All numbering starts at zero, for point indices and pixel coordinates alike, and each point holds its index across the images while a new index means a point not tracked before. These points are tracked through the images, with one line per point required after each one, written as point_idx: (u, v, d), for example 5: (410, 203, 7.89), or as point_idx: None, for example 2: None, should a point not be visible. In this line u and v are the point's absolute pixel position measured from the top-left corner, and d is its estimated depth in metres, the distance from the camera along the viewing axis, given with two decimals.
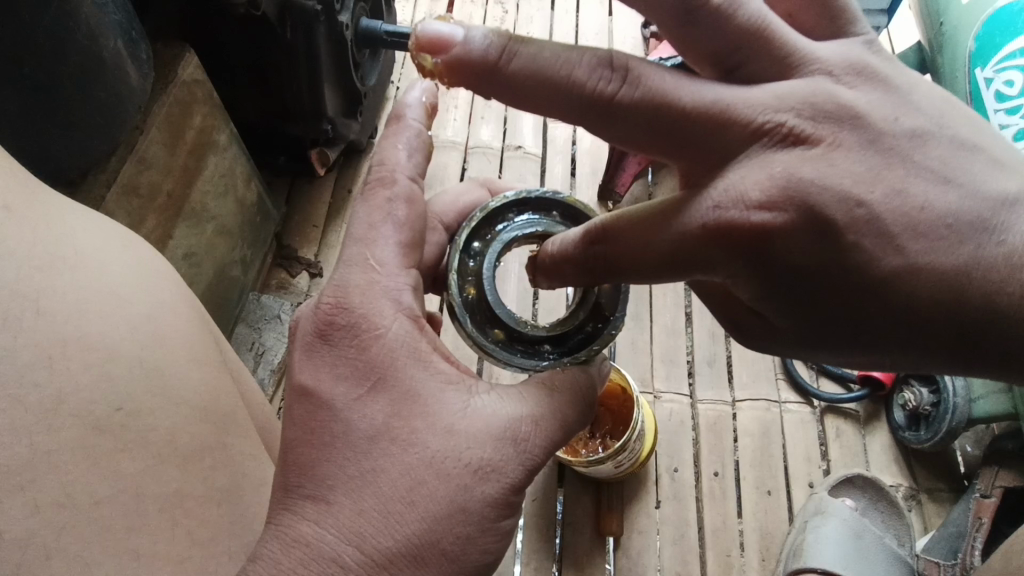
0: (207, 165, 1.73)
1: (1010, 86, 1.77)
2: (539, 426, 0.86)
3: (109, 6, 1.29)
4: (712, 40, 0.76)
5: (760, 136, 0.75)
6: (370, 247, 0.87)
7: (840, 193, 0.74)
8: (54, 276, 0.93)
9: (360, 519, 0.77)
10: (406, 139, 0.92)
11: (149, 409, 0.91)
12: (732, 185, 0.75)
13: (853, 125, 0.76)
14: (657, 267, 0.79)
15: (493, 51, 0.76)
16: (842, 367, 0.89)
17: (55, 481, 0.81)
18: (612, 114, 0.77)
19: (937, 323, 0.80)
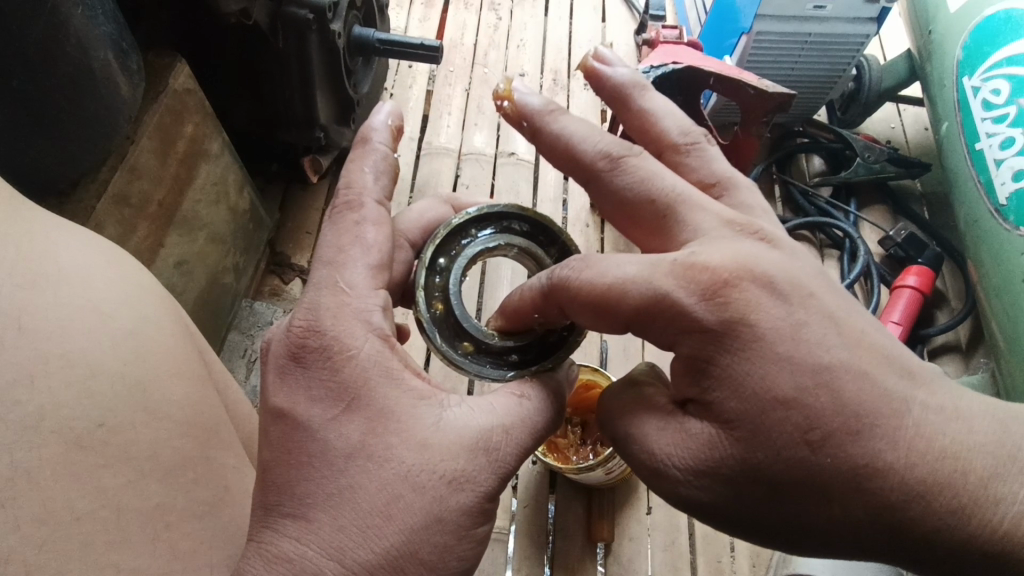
0: (199, 174, 1.74)
1: (997, 94, 1.75)
2: (510, 435, 0.88)
3: (99, 17, 1.30)
4: (697, 173, 0.99)
5: (733, 226, 0.88)
6: (339, 270, 0.90)
7: (798, 281, 0.84)
8: (37, 294, 0.94)
9: (339, 535, 0.78)
10: (373, 162, 0.99)
11: (130, 424, 0.92)
12: (704, 248, 0.85)
13: (798, 253, 0.89)
14: (613, 289, 0.82)
15: (552, 106, 1.01)
16: (775, 499, 0.83)
17: (35, 499, 0.81)
18: (614, 165, 0.93)
19: (845, 469, 0.81)
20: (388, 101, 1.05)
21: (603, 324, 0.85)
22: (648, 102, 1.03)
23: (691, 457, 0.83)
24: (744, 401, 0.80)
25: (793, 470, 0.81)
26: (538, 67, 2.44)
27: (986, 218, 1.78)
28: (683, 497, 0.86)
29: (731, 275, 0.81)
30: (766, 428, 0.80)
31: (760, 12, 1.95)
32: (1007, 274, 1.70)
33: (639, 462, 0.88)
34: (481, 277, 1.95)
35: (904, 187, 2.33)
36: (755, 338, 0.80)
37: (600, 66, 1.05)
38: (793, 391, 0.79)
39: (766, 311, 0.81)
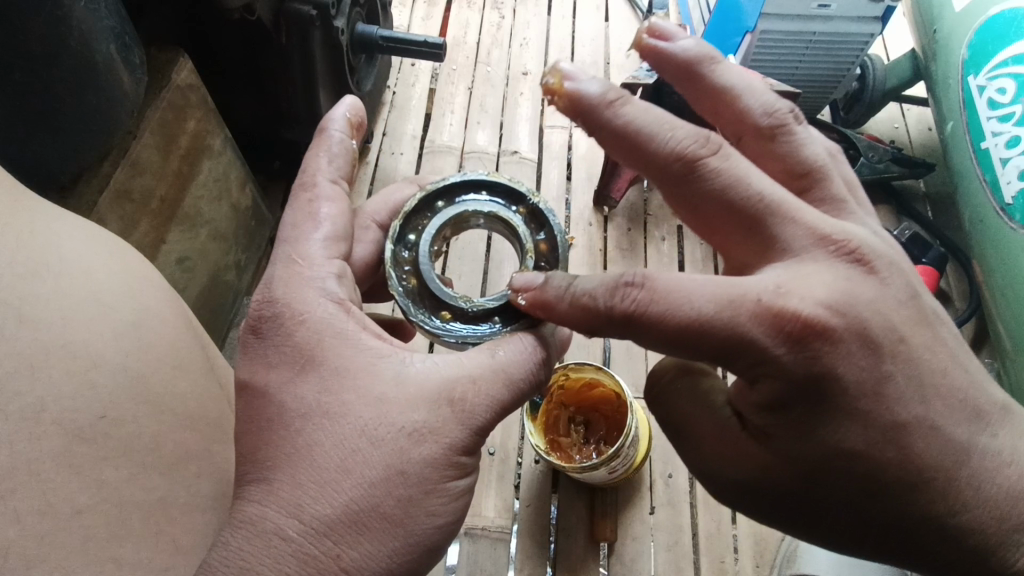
0: (201, 169, 1.73)
1: (1002, 93, 1.74)
2: (477, 385, 0.85)
3: (102, 11, 1.30)
4: (787, 161, 0.93)
5: (828, 245, 0.84)
6: (296, 245, 0.94)
7: (891, 324, 0.83)
8: (39, 284, 0.93)
9: (298, 492, 0.78)
10: (328, 147, 1.03)
11: (132, 416, 0.90)
12: (793, 280, 0.81)
13: (895, 268, 0.86)
14: (691, 331, 0.79)
15: (612, 93, 0.87)
16: (823, 485, 0.86)
17: (36, 490, 0.80)
18: (695, 177, 0.84)
19: (899, 464, 0.84)
20: (350, 96, 1.10)
21: (676, 354, 0.82)
22: (723, 75, 0.94)
23: (748, 475, 0.89)
24: (817, 447, 0.83)
25: (855, 458, 0.83)
26: (540, 66, 2.43)
27: (992, 218, 1.77)
28: (728, 465, 0.90)
29: (819, 321, 0.79)
30: (846, 415, 0.82)
31: (765, 11, 1.95)
32: (1013, 275, 1.70)
33: (705, 423, 0.92)
34: (482, 271, 1.94)
35: (906, 186, 2.32)
36: (840, 381, 0.81)
37: (658, 42, 0.95)
38: (862, 436, 0.82)
39: (863, 293, 0.82)
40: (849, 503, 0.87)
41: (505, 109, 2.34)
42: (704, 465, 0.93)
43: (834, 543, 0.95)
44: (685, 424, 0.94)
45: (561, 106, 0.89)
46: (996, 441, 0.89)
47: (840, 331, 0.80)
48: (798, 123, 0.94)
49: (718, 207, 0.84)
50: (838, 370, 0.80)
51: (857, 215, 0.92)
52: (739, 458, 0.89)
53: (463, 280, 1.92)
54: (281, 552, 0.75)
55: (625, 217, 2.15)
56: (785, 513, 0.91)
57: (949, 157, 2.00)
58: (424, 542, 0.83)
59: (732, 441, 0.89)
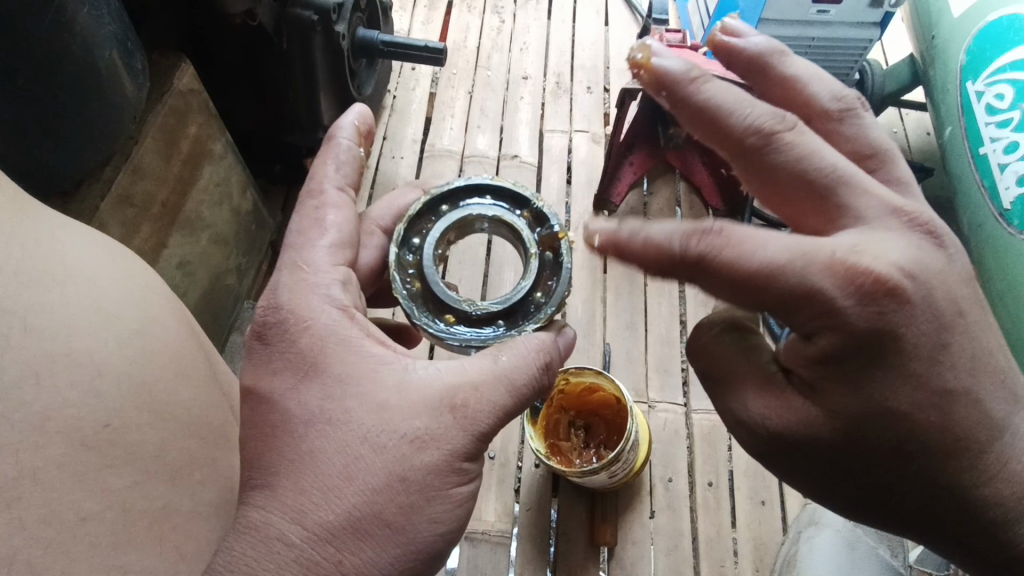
0: (202, 174, 1.73)
1: (1001, 99, 1.75)
2: (479, 391, 0.86)
3: (105, 17, 1.30)
4: (854, 143, 0.96)
5: (897, 215, 0.86)
6: (303, 252, 0.94)
7: (951, 299, 0.85)
8: (41, 292, 0.93)
9: (300, 498, 0.78)
10: (335, 154, 1.04)
11: (135, 425, 0.91)
12: (864, 242, 0.83)
13: (959, 247, 0.89)
14: (762, 281, 0.80)
15: (695, 71, 0.91)
16: (861, 439, 0.87)
17: (40, 499, 0.79)
18: (773, 147, 0.87)
19: (935, 429, 0.86)
20: (360, 104, 1.11)
21: (743, 303, 0.84)
22: (792, 67, 1.00)
23: (788, 425, 0.88)
24: (863, 402, 0.84)
25: (900, 419, 0.85)
26: (540, 70, 2.43)
27: (991, 223, 1.78)
28: (775, 415, 0.89)
29: (890, 279, 0.81)
30: (902, 375, 0.84)
31: (763, 16, 1.96)
32: (1011, 280, 1.70)
33: (751, 371, 0.92)
34: (482, 275, 1.94)
35: None
36: (899, 340, 0.82)
37: (730, 39, 1.02)
38: (909, 401, 0.84)
39: (929, 263, 0.84)
40: (879, 459, 0.88)
41: (506, 113, 2.34)
42: (742, 413, 0.92)
43: (850, 504, 0.96)
44: (724, 372, 0.95)
45: (646, 80, 0.94)
46: (1022, 430, 0.89)
47: (910, 293, 0.81)
48: (864, 110, 0.98)
49: (793, 176, 0.86)
50: (900, 331, 0.82)
51: (918, 198, 0.95)
52: (784, 408, 0.89)
53: (464, 285, 1.92)
54: (283, 558, 0.76)
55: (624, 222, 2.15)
56: (810, 466, 0.92)
57: (947, 163, 2.01)
58: (424, 550, 0.83)
59: (777, 391, 0.90)
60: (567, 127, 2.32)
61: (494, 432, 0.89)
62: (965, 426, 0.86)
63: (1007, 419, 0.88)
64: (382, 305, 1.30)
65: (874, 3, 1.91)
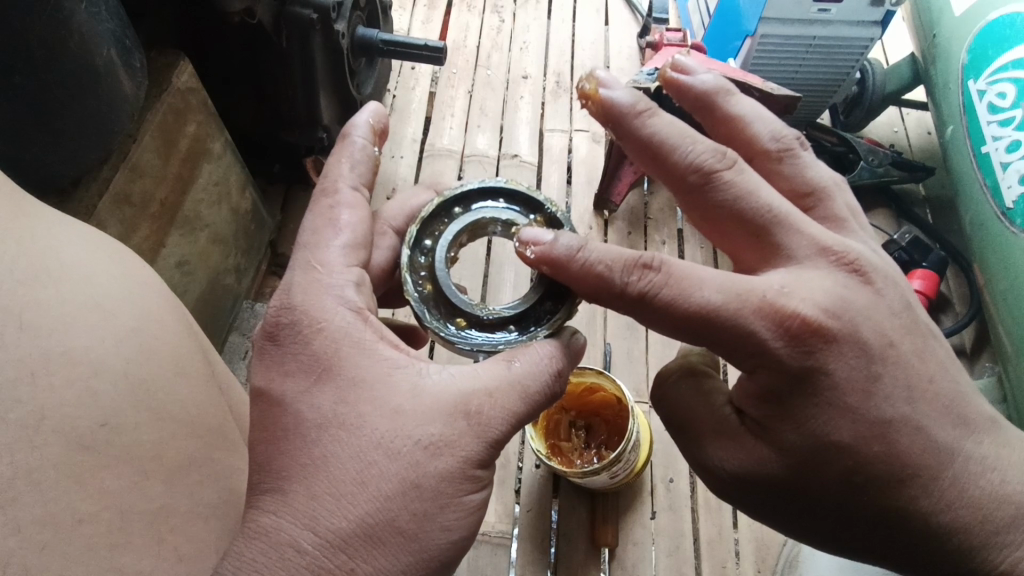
0: (201, 173, 1.72)
1: (1002, 98, 1.74)
2: (493, 398, 0.85)
3: (102, 13, 1.29)
4: (791, 182, 0.97)
5: (829, 255, 0.87)
6: (316, 251, 0.93)
7: (884, 334, 0.86)
8: (38, 289, 0.92)
9: (312, 504, 0.77)
10: (350, 153, 1.02)
11: (133, 423, 0.90)
12: (794, 282, 0.85)
13: (891, 283, 0.90)
14: (694, 317, 0.81)
15: (641, 104, 0.92)
16: (810, 476, 0.87)
17: (35, 500, 0.78)
18: (710, 186, 0.88)
19: (886, 460, 0.85)
20: (375, 104, 1.10)
21: (676, 336, 0.85)
22: (738, 106, 0.99)
23: (743, 467, 0.90)
24: (804, 435, 0.85)
25: (841, 454, 0.85)
26: (541, 69, 2.43)
27: (993, 221, 1.77)
28: (729, 459, 0.91)
29: (816, 320, 0.82)
30: (838, 409, 0.84)
31: (763, 14, 1.94)
32: (1014, 278, 1.70)
33: (708, 415, 0.95)
34: (482, 273, 1.93)
35: (906, 190, 2.33)
36: (829, 375, 0.83)
37: (679, 75, 1.01)
38: (850, 433, 0.84)
39: (859, 300, 0.86)
40: (838, 497, 0.88)
41: (507, 112, 2.34)
42: (704, 457, 0.94)
43: (834, 543, 0.94)
44: (685, 416, 0.98)
45: (594, 111, 0.95)
46: (976, 454, 0.89)
47: (836, 332, 0.83)
48: (803, 150, 0.99)
49: (730, 214, 0.88)
50: (830, 366, 0.83)
51: (858, 233, 0.96)
52: (737, 450, 0.90)
53: (465, 284, 1.91)
54: (294, 565, 0.75)
55: (625, 221, 2.15)
56: (780, 509, 0.92)
57: (949, 161, 2.01)
58: (437, 558, 0.82)
59: (730, 433, 0.92)
60: (568, 126, 2.31)
61: (507, 439, 0.88)
62: (912, 455, 0.86)
63: (957, 444, 0.88)
64: (388, 305, 1.29)
65: (876, 2, 1.90)
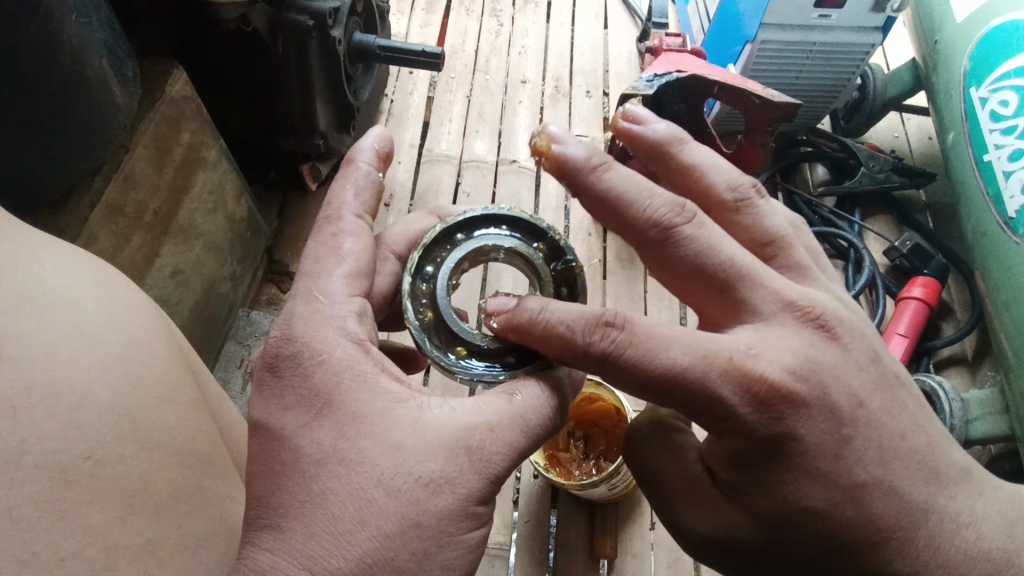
0: (195, 182, 1.70)
1: (1005, 106, 1.73)
2: (494, 434, 0.83)
3: (94, 24, 1.27)
4: (752, 232, 0.95)
5: (796, 311, 0.85)
6: (317, 280, 0.92)
7: (851, 391, 0.84)
8: (22, 318, 0.91)
9: (312, 543, 0.76)
10: (355, 179, 1.01)
11: (118, 456, 0.88)
12: (760, 342, 0.83)
13: (858, 334, 0.88)
14: (659, 381, 0.80)
15: (595, 159, 0.89)
16: (782, 541, 0.87)
17: (17, 537, 0.77)
18: (672, 243, 0.86)
19: (863, 522, 0.84)
20: (380, 128, 1.08)
21: (643, 398, 0.83)
22: (691, 154, 0.97)
23: (716, 530, 0.89)
24: (775, 502, 0.84)
25: (815, 519, 0.84)
26: (540, 74, 2.41)
27: (995, 230, 1.76)
28: (700, 522, 0.90)
29: (783, 385, 0.80)
30: (808, 476, 0.83)
31: (764, 20, 1.92)
32: (1015, 287, 1.68)
33: (675, 478, 0.94)
34: (480, 286, 1.92)
35: (907, 197, 2.31)
36: (799, 442, 0.82)
37: (631, 125, 0.98)
38: (824, 497, 0.83)
39: (829, 359, 0.84)
40: (814, 560, 0.87)
41: (505, 117, 2.32)
42: (676, 519, 0.93)
43: None
44: (657, 474, 0.97)
45: (549, 166, 0.92)
46: (949, 511, 0.88)
47: (805, 395, 0.81)
48: (760, 198, 0.97)
49: (692, 271, 0.86)
50: (801, 432, 0.81)
51: (821, 281, 0.94)
52: (708, 512, 0.90)
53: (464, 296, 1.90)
54: None
55: None
56: (758, 568, 0.92)
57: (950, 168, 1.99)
58: None
59: (701, 494, 0.91)
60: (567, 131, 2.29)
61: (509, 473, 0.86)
62: (889, 515, 0.84)
63: (930, 503, 0.87)
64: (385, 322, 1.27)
65: (877, 7, 1.89)
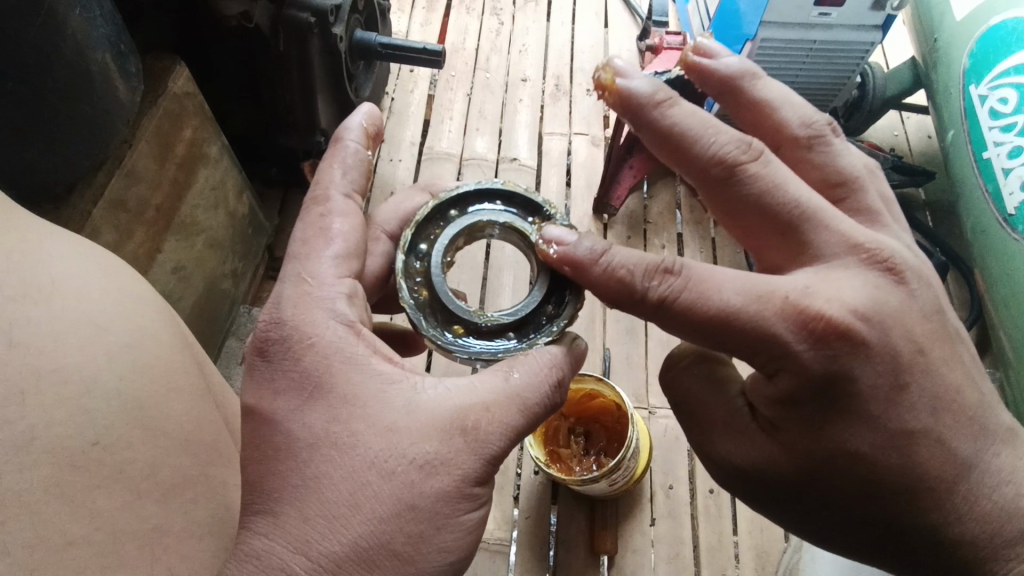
0: (197, 178, 1.70)
1: (1004, 103, 1.73)
2: (490, 413, 0.84)
3: (97, 19, 1.27)
4: (821, 171, 0.95)
5: (859, 253, 0.86)
6: (305, 262, 0.92)
7: (912, 336, 0.84)
8: (29, 306, 0.91)
9: (306, 527, 0.77)
10: (343, 158, 1.01)
11: (125, 442, 0.89)
12: (821, 283, 0.83)
13: (924, 281, 0.88)
14: (716, 322, 0.81)
15: (660, 94, 0.90)
16: (820, 481, 0.87)
17: (26, 522, 0.77)
18: (734, 182, 0.87)
19: (903, 469, 0.85)
20: (367, 104, 1.08)
21: (699, 342, 0.85)
22: (765, 90, 0.97)
23: (751, 464, 0.90)
24: (821, 442, 0.85)
25: (857, 463, 0.85)
26: (540, 72, 2.41)
27: (994, 227, 1.76)
28: (739, 457, 0.91)
29: (843, 322, 0.81)
30: (860, 414, 0.83)
31: (764, 18, 1.94)
32: (1015, 285, 1.69)
33: (719, 409, 0.94)
34: (481, 280, 1.92)
35: (907, 195, 2.32)
36: (854, 383, 0.82)
37: (703, 60, 0.99)
38: (869, 443, 0.84)
39: (890, 302, 0.84)
40: (845, 503, 0.88)
41: (505, 115, 2.32)
42: (712, 450, 0.94)
43: (836, 543, 0.95)
44: (697, 407, 0.96)
45: (611, 101, 0.94)
46: (992, 467, 0.87)
47: (865, 335, 0.81)
48: (836, 137, 0.97)
49: (754, 210, 0.87)
50: (855, 373, 0.82)
51: (888, 228, 0.94)
52: (747, 447, 0.90)
53: (464, 289, 1.90)
54: None
55: (625, 225, 2.13)
56: (785, 507, 0.93)
57: (949, 165, 2.00)
58: None
59: (741, 429, 0.91)
60: (567, 129, 2.30)
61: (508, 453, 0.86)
62: (931, 467, 0.85)
63: (975, 458, 0.86)
64: (386, 314, 1.28)
65: (877, 5, 1.89)
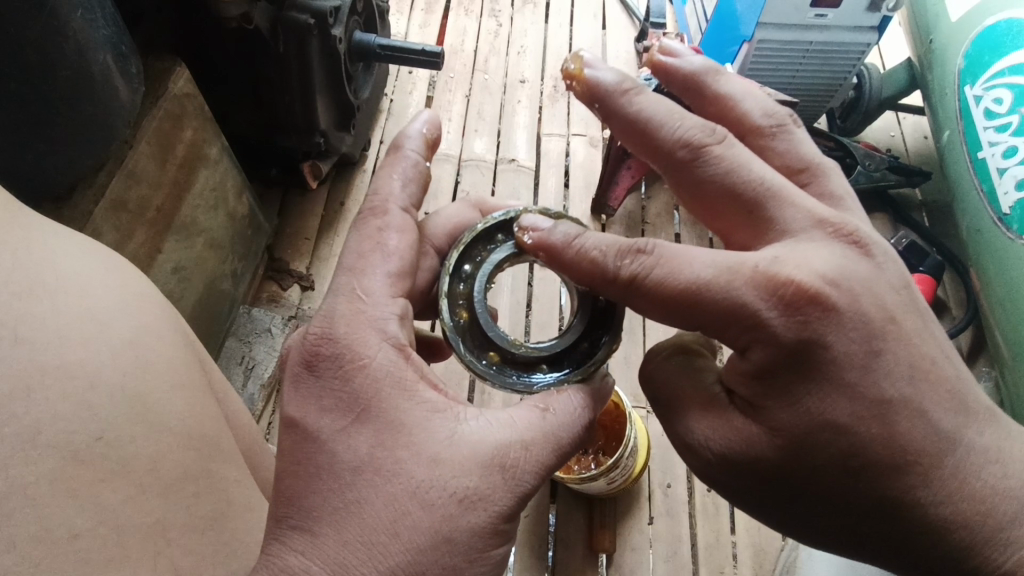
0: (197, 179, 1.72)
1: (999, 103, 1.74)
2: (529, 452, 0.86)
3: (98, 20, 1.29)
4: (785, 158, 0.97)
5: (826, 226, 0.88)
6: (359, 277, 0.92)
7: (881, 306, 0.86)
8: (33, 302, 0.92)
9: (344, 551, 0.78)
10: (403, 169, 1.02)
11: (128, 437, 0.90)
12: (789, 253, 0.85)
13: (888, 256, 0.91)
14: (686, 296, 0.82)
15: (627, 84, 0.94)
16: (799, 459, 0.87)
17: (32, 515, 0.79)
18: (700, 163, 0.89)
19: (882, 443, 0.85)
20: (428, 112, 1.09)
21: (669, 320, 0.86)
22: (725, 85, 1.01)
23: (729, 446, 0.90)
24: (797, 414, 0.85)
25: (839, 437, 0.85)
26: (539, 74, 2.43)
27: (990, 227, 1.77)
28: (716, 441, 0.91)
29: (813, 287, 0.82)
30: (836, 386, 0.84)
31: (761, 19, 1.95)
32: (1010, 285, 1.70)
33: (695, 393, 0.94)
34: None
35: (903, 196, 2.33)
36: (828, 349, 0.83)
37: (667, 60, 1.02)
38: (848, 413, 0.84)
39: (855, 270, 0.86)
40: (828, 484, 0.88)
41: (504, 116, 2.33)
42: (688, 435, 0.94)
43: (819, 531, 0.95)
44: (674, 397, 0.96)
45: (580, 91, 0.97)
46: (982, 439, 0.89)
47: (835, 301, 0.83)
48: (796, 127, 1.00)
49: (720, 189, 0.89)
50: (828, 338, 0.83)
51: (855, 211, 0.96)
52: (727, 430, 0.90)
53: None
54: None
55: (623, 226, 2.15)
56: (767, 494, 0.92)
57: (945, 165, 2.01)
58: None
59: (720, 412, 0.91)
60: (565, 130, 2.31)
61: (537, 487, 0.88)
62: (912, 438, 0.86)
63: (964, 461, 0.88)
64: None
65: (873, 7, 1.90)
